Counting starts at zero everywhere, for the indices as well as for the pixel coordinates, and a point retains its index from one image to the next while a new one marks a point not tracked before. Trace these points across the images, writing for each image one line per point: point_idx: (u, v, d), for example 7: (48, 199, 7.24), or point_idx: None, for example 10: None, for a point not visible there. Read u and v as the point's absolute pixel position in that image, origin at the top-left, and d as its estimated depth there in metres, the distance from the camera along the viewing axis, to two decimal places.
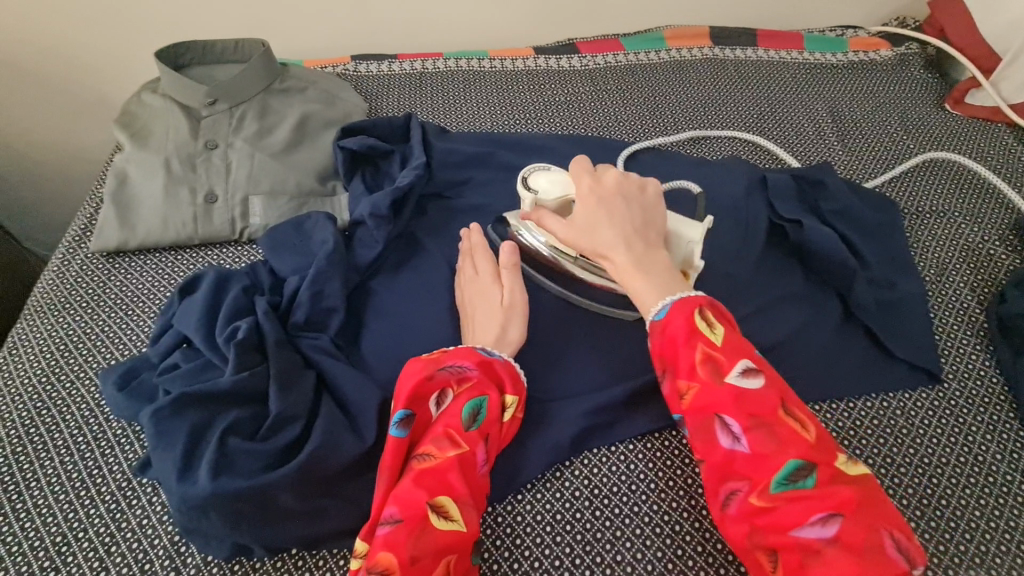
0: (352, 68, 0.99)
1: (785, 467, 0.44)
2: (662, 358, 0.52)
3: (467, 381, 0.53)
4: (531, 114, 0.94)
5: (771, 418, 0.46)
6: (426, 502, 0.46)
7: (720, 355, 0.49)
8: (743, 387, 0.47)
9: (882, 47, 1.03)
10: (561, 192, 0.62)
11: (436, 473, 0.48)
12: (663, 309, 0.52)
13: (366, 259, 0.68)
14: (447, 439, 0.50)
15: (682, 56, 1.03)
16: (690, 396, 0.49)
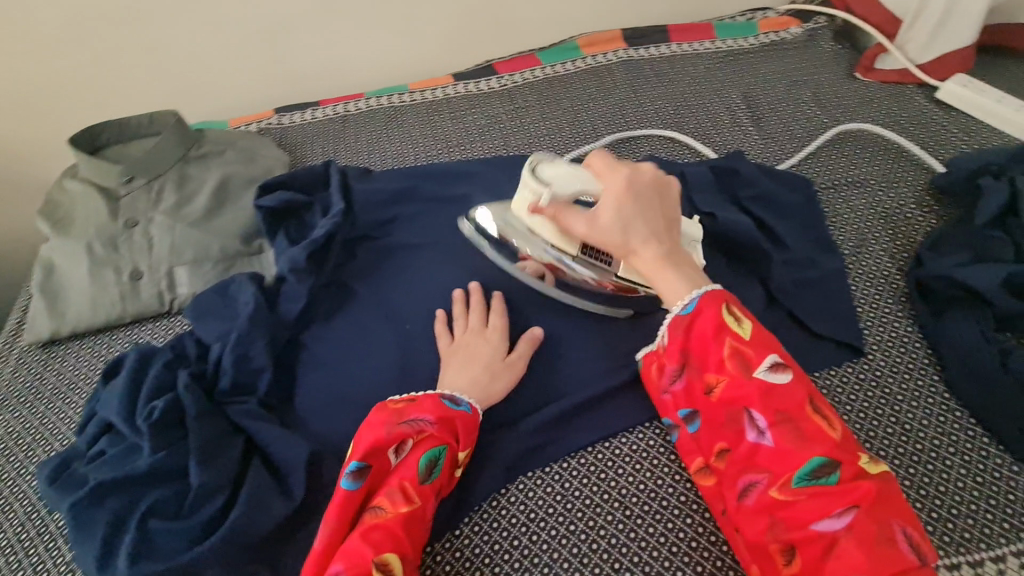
0: (275, 121, 1.01)
1: (809, 462, 0.47)
2: (686, 353, 0.55)
3: (425, 434, 0.54)
4: (454, 142, 0.95)
5: (797, 414, 0.49)
6: (371, 560, 0.46)
7: (748, 351, 0.51)
8: (771, 383, 0.50)
9: (792, 25, 1.04)
10: (576, 186, 0.62)
11: (384, 529, 0.48)
12: (691, 304, 0.55)
13: (291, 313, 0.68)
14: (399, 493, 0.50)
15: (597, 62, 1.04)
16: (719, 389, 0.52)
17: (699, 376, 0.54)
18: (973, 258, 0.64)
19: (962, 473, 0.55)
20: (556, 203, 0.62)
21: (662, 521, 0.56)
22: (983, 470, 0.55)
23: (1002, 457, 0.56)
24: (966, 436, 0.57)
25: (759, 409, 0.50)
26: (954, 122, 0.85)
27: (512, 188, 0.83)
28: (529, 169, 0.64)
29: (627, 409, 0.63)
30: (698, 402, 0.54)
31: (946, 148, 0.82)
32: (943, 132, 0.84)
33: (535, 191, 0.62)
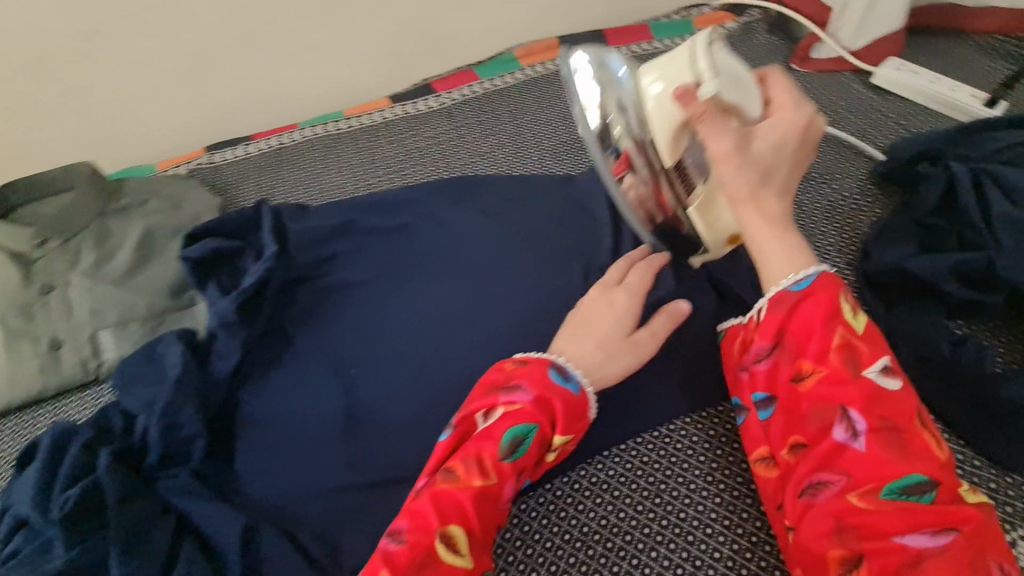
0: (207, 160, 0.96)
1: (905, 475, 0.48)
2: (785, 336, 0.55)
3: (513, 409, 0.55)
4: (394, 169, 0.91)
5: (903, 426, 0.49)
6: (437, 529, 0.50)
7: (865, 349, 0.52)
8: (881, 387, 0.51)
9: (727, 19, 1.04)
10: (745, 91, 0.57)
11: (450, 500, 0.51)
12: (806, 283, 0.55)
13: (224, 371, 0.64)
14: (477, 466, 0.53)
15: (536, 72, 1.02)
16: (814, 378, 0.52)
17: (791, 361, 0.54)
18: (917, 250, 0.61)
19: None
20: (713, 99, 0.54)
21: (626, 556, 0.58)
22: None
23: (963, 451, 0.55)
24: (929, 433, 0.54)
25: (861, 411, 0.50)
26: (892, 107, 0.85)
27: (453, 212, 0.80)
28: (699, 48, 0.56)
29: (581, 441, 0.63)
30: (784, 389, 0.54)
31: (885, 134, 0.81)
32: (881, 118, 0.84)
33: (710, 77, 0.55)
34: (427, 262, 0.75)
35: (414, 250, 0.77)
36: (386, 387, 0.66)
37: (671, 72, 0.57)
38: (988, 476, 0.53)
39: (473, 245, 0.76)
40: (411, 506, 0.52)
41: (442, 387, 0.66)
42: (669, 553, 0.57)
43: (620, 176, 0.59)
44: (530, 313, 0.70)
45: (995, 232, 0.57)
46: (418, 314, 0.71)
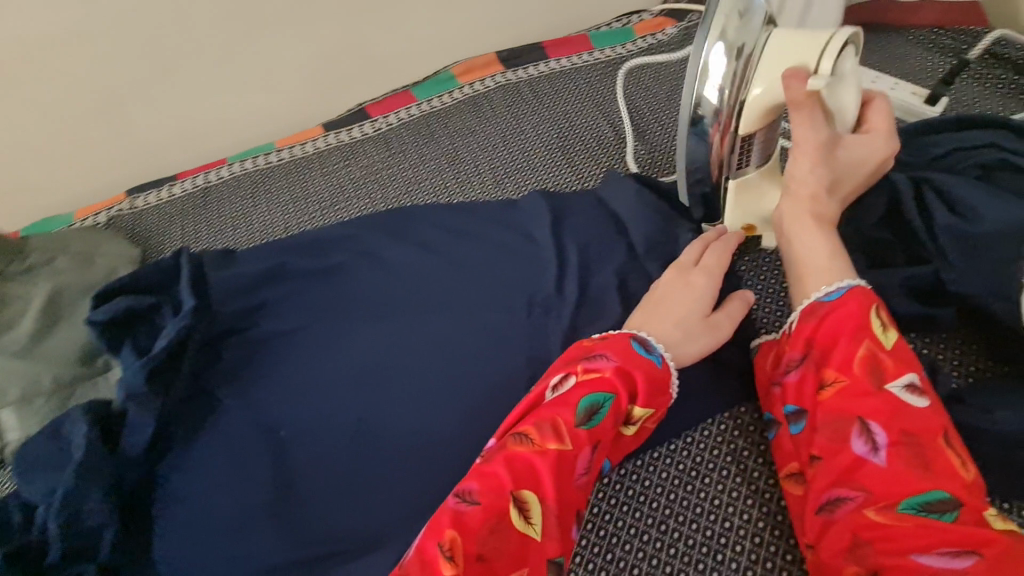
0: (127, 206, 0.90)
1: (928, 492, 0.44)
2: (810, 343, 0.53)
3: (593, 376, 0.54)
4: (329, 204, 0.87)
5: (926, 441, 0.46)
6: (510, 491, 0.48)
7: (885, 359, 0.49)
8: (902, 400, 0.47)
9: (667, 25, 1.01)
10: (848, 95, 0.55)
11: (525, 462, 0.50)
12: (836, 293, 0.53)
13: (137, 448, 0.58)
14: (553, 431, 0.51)
15: (475, 89, 0.98)
16: (835, 388, 0.50)
17: (817, 372, 0.52)
18: (866, 265, 0.58)
19: None
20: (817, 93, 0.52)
21: None
22: None
23: None
24: None
25: (882, 424, 0.47)
26: None
27: (389, 248, 0.76)
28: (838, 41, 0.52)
29: None
30: (807, 401, 0.52)
31: None
32: None
33: (830, 68, 0.52)
34: (363, 306, 0.71)
35: (348, 293, 0.72)
36: (320, 448, 0.61)
37: (798, 53, 0.53)
38: None
39: (410, 283, 0.72)
40: (481, 469, 0.50)
41: (380, 443, 0.61)
42: None
43: (711, 138, 0.57)
44: (472, 355, 0.66)
45: (940, 244, 0.54)
46: (354, 363, 0.67)
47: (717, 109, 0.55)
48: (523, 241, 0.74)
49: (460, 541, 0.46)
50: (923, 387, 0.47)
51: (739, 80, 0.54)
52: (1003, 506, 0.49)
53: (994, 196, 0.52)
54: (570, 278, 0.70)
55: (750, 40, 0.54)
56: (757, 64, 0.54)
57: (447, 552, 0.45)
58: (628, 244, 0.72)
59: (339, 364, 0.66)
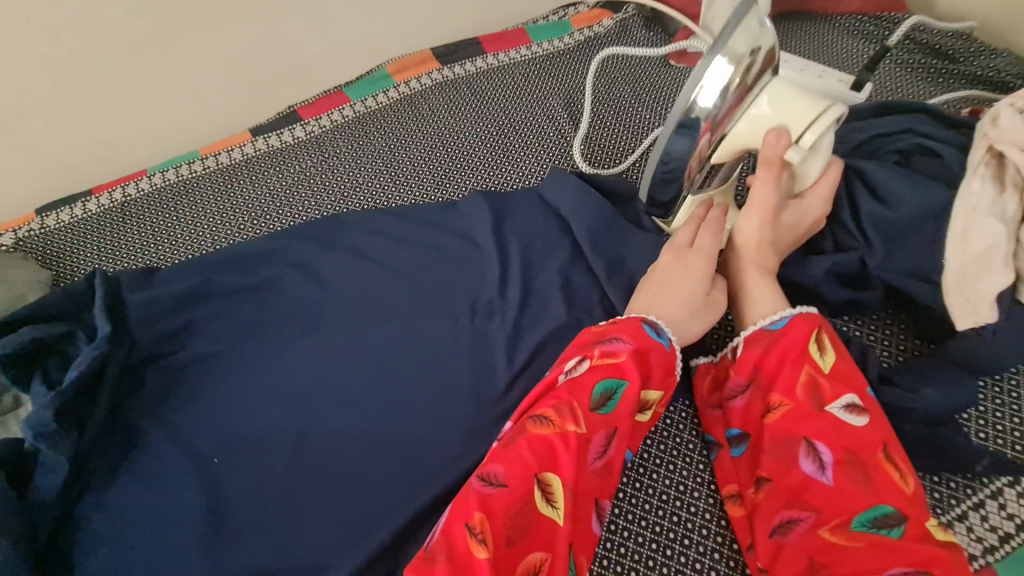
0: (37, 225, 0.83)
1: (873, 509, 0.47)
2: (755, 369, 0.55)
3: (614, 359, 0.54)
4: (261, 213, 0.83)
5: (869, 459, 0.48)
6: (536, 474, 0.49)
7: (825, 382, 0.51)
8: (845, 420, 0.50)
9: (604, 17, 1.01)
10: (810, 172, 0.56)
11: (546, 442, 0.50)
12: (782, 321, 0.55)
13: (51, 491, 0.54)
14: (577, 412, 0.51)
15: (411, 88, 0.95)
16: (780, 414, 0.52)
17: (763, 399, 0.54)
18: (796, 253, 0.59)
19: None
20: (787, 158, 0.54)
21: None
22: None
23: None
24: None
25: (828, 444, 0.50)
26: None
27: (323, 258, 0.73)
28: (834, 117, 0.53)
29: None
30: (753, 425, 0.54)
31: None
32: None
33: (806, 144, 0.53)
34: (298, 321, 0.68)
35: (282, 308, 0.70)
36: (255, 473, 0.58)
37: (792, 109, 0.54)
38: None
39: (348, 293, 0.70)
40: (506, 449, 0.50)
41: (319, 462, 0.59)
42: None
43: (701, 138, 0.54)
44: (413, 364, 0.64)
45: (865, 231, 0.56)
46: (290, 380, 0.64)
47: (711, 117, 0.52)
48: (462, 243, 0.73)
49: (487, 524, 0.45)
50: (863, 408, 0.49)
51: (735, 104, 0.54)
52: (929, 478, 0.50)
53: (907, 180, 0.54)
54: (513, 279, 0.68)
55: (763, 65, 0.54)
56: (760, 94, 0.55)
57: (477, 535, 0.45)
58: (569, 241, 0.71)
59: (274, 384, 0.64)
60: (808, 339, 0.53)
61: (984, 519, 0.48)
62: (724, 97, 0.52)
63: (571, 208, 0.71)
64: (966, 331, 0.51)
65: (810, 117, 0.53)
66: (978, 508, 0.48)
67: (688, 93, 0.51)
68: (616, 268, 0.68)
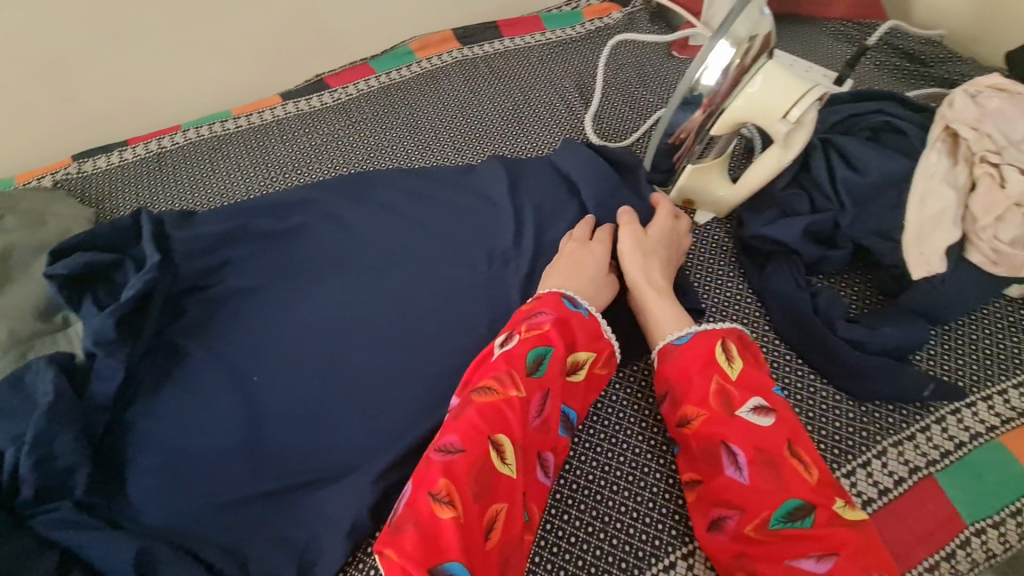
0: (75, 170, 0.88)
1: (785, 504, 0.49)
2: (670, 380, 0.58)
3: (541, 329, 0.59)
4: (289, 169, 0.88)
5: (778, 455, 0.51)
6: (486, 437, 0.52)
7: (733, 388, 0.54)
8: (754, 422, 0.53)
9: (612, 10, 1.08)
10: (802, 140, 0.62)
11: (492, 415, 0.53)
12: (686, 337, 0.59)
13: (106, 394, 0.59)
14: (515, 378, 0.55)
15: (432, 64, 1.02)
16: (698, 421, 0.55)
17: (681, 408, 0.57)
18: (778, 216, 0.68)
19: (826, 406, 0.59)
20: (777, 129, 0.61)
21: (556, 514, 0.60)
22: (812, 404, 0.59)
23: (827, 389, 0.60)
24: (808, 367, 0.61)
25: (741, 445, 0.52)
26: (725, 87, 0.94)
27: (351, 208, 0.79)
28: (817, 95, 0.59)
29: None
30: (677, 432, 0.57)
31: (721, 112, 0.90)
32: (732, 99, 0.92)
33: (795, 117, 0.59)
34: (328, 262, 0.74)
35: (314, 250, 0.75)
36: (290, 390, 0.64)
37: (784, 87, 0.60)
38: (848, 408, 0.58)
39: (374, 239, 0.76)
40: (451, 423, 0.53)
41: (349, 382, 0.65)
42: (580, 513, 0.60)
43: (701, 112, 0.61)
44: (436, 303, 0.70)
45: (839, 194, 0.64)
46: (321, 313, 0.70)
47: (712, 94, 0.60)
48: (480, 200, 0.79)
49: (451, 488, 0.49)
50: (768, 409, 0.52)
51: (734, 82, 0.61)
52: (886, 406, 0.58)
53: (875, 153, 0.63)
54: (526, 233, 0.76)
55: (759, 42, 0.60)
56: (758, 68, 0.61)
57: (442, 499, 0.48)
58: (577, 204, 0.79)
59: (306, 315, 0.69)
60: (711, 352, 0.56)
61: (929, 439, 0.56)
62: (724, 76, 0.59)
63: (580, 174, 0.79)
64: (919, 280, 0.59)
65: (800, 92, 0.59)
66: (925, 431, 0.57)
67: (693, 72, 0.59)
68: None
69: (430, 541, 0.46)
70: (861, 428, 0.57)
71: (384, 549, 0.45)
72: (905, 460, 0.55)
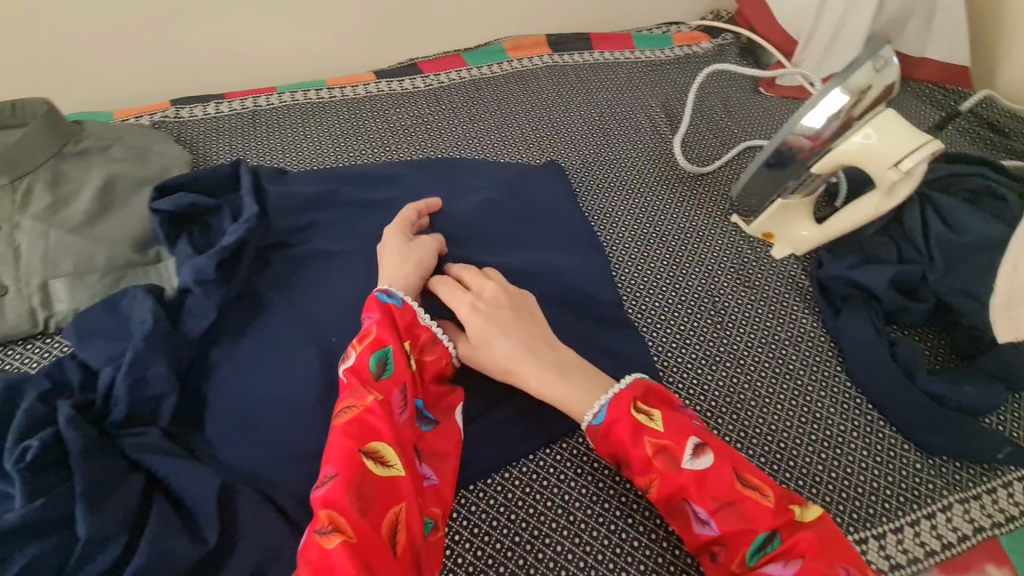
0: (172, 114, 0.91)
1: (755, 538, 0.49)
2: (613, 455, 0.56)
3: (369, 336, 0.57)
4: (378, 144, 0.90)
5: (731, 495, 0.50)
6: (356, 453, 0.51)
7: (667, 442, 0.53)
8: (698, 470, 0.52)
9: (702, 40, 1.11)
10: (908, 191, 0.63)
11: (358, 440, 0.51)
12: (602, 414, 0.56)
13: (197, 331, 0.61)
14: (364, 388, 0.54)
15: (523, 65, 1.04)
16: (653, 489, 0.53)
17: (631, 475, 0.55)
18: (861, 261, 0.69)
19: (895, 455, 0.60)
20: (887, 176, 0.62)
21: (620, 516, 0.60)
22: (880, 448, 0.60)
23: (896, 436, 0.61)
24: (879, 414, 0.63)
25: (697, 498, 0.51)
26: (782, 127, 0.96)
27: (438, 190, 0.81)
28: (932, 149, 0.60)
29: (558, 419, 0.65)
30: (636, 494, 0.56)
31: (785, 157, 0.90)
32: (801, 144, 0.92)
33: (909, 167, 0.60)
34: None
35: None
36: None
37: (900, 136, 0.61)
38: (916, 458, 0.60)
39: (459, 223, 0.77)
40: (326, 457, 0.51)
41: None
42: (645, 519, 0.60)
43: (804, 149, 0.64)
44: None
45: (930, 248, 0.65)
46: None
47: (815, 134, 0.63)
48: (565, 203, 0.81)
49: (338, 515, 0.47)
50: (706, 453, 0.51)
51: (844, 127, 0.63)
52: (954, 462, 0.60)
53: (974, 215, 0.65)
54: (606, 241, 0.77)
55: (876, 91, 0.63)
56: (872, 116, 0.63)
57: (326, 530, 0.46)
58: (653, 221, 0.81)
59: None
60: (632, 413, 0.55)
61: (995, 501, 0.57)
62: (834, 119, 0.62)
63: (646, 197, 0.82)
64: (1005, 344, 0.60)
65: (917, 143, 0.60)
66: (991, 492, 0.58)
67: (799, 113, 0.62)
68: (697, 253, 0.78)
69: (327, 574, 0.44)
70: (929, 480, 0.59)
71: None
72: (970, 518, 0.57)
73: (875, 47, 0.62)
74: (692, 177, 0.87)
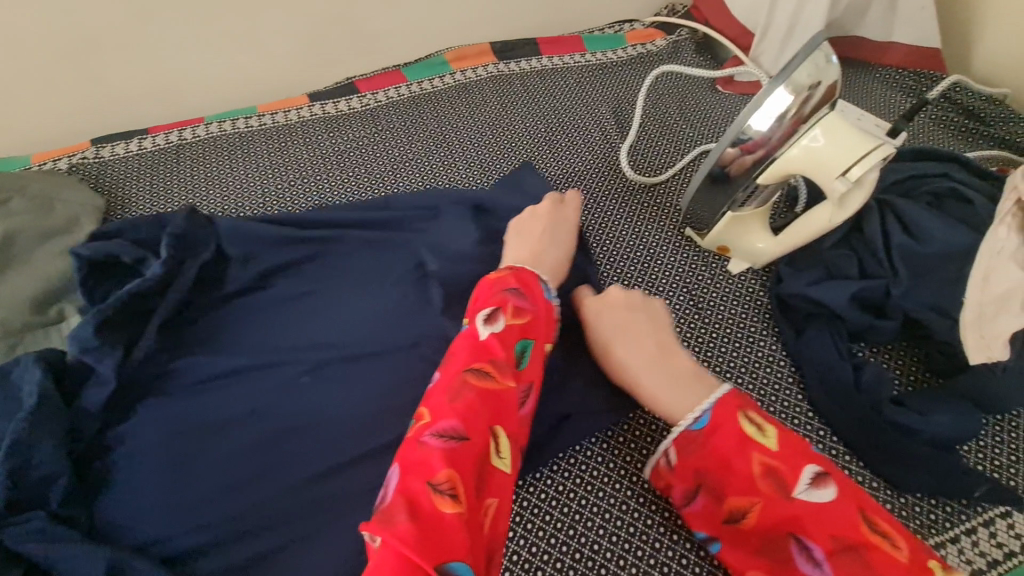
0: (92, 154, 0.86)
1: None
2: (703, 473, 0.50)
3: (524, 318, 0.56)
4: (311, 174, 0.85)
5: (856, 538, 0.44)
6: (488, 424, 0.49)
7: (779, 464, 0.47)
8: (817, 502, 0.45)
9: (657, 37, 1.05)
10: (861, 200, 0.58)
11: (490, 411, 0.50)
12: (704, 417, 0.51)
13: (92, 400, 0.56)
14: (507, 366, 0.52)
15: (466, 77, 0.98)
16: (753, 514, 0.47)
17: (723, 500, 0.49)
18: (823, 276, 0.63)
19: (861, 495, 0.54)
20: (838, 187, 0.56)
21: None
22: None
23: (863, 472, 0.55)
24: (844, 449, 0.57)
25: (812, 533, 0.45)
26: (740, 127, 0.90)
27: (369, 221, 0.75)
28: (882, 156, 0.55)
29: None
30: (722, 525, 0.50)
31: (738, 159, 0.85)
32: None
33: (858, 176, 0.56)
34: (338, 275, 0.70)
35: (324, 262, 0.71)
36: (287, 414, 0.60)
37: (848, 141, 0.55)
38: (884, 498, 0.54)
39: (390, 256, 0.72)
40: (450, 406, 0.49)
41: (353, 409, 0.60)
42: None
43: (747, 158, 0.58)
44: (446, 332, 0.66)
45: (894, 262, 0.60)
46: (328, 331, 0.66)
47: (764, 138, 0.56)
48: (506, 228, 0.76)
49: (458, 480, 0.45)
50: (828, 484, 0.45)
51: (790, 132, 0.56)
52: (927, 500, 0.54)
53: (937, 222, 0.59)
54: None
55: (824, 87, 0.56)
56: (819, 117, 0.56)
57: (443, 491, 0.44)
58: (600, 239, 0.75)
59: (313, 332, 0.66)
60: (743, 425, 0.49)
61: (974, 544, 0.52)
62: (779, 124, 0.55)
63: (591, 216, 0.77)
64: (978, 366, 0.55)
65: (866, 148, 0.55)
66: (970, 534, 0.52)
67: (746, 114, 0.55)
68: (648, 272, 0.72)
69: (434, 534, 0.41)
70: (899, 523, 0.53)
71: (373, 532, 0.41)
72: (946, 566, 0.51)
73: (817, 40, 0.55)
74: (644, 189, 0.81)
